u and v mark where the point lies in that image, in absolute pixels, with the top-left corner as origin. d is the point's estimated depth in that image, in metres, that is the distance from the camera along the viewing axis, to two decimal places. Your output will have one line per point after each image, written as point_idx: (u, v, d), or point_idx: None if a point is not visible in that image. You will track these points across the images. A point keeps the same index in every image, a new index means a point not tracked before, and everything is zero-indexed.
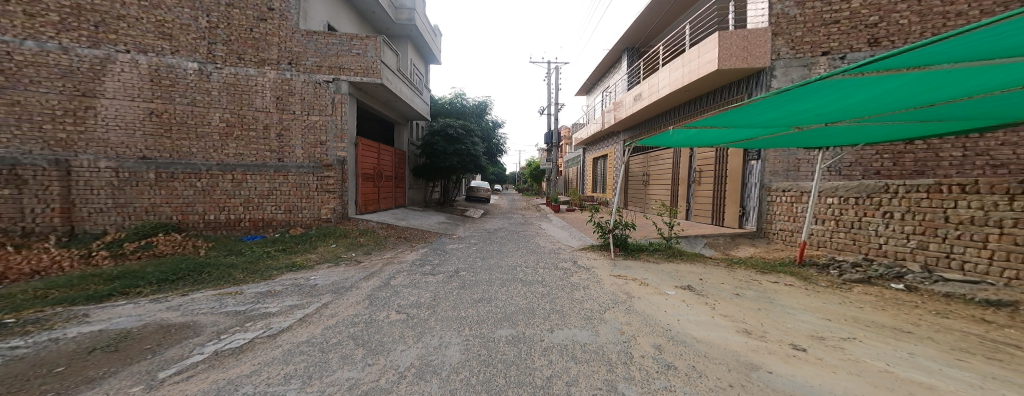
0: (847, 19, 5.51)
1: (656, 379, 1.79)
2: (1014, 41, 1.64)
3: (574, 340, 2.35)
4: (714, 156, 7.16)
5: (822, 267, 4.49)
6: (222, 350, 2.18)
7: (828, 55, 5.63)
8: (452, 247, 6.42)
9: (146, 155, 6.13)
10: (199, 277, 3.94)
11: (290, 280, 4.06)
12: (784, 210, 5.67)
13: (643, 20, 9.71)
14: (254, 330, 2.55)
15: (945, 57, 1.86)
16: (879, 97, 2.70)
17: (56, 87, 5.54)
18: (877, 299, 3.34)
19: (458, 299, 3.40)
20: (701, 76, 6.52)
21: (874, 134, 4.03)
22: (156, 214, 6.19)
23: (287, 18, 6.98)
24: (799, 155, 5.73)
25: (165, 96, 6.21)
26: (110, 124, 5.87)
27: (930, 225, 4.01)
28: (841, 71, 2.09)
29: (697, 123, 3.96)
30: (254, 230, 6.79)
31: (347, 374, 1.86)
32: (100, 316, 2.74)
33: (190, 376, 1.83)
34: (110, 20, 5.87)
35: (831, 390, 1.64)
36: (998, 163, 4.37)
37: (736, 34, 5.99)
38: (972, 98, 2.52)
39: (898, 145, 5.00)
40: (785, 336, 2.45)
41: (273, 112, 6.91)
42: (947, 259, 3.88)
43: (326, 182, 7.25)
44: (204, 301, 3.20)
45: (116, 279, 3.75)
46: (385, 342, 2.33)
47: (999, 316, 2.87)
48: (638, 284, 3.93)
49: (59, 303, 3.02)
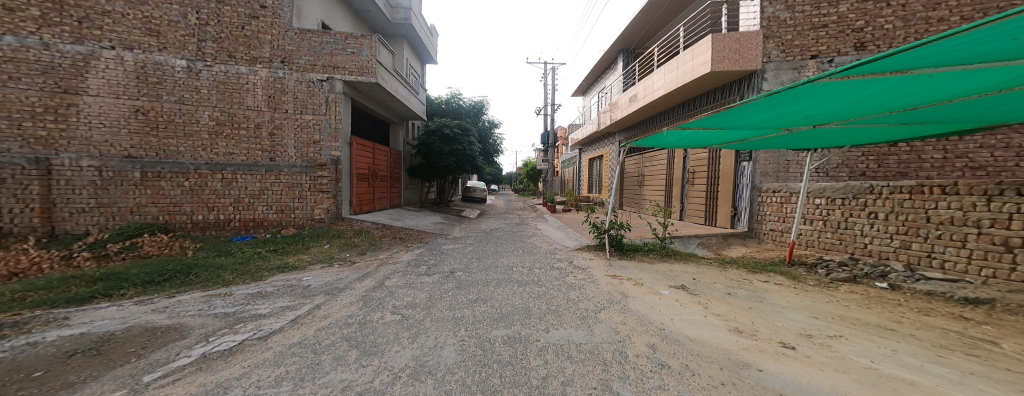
0: (836, 23, 5.65)
1: (650, 378, 1.80)
2: (993, 46, 1.69)
3: (569, 340, 2.35)
4: (707, 157, 7.26)
5: (811, 266, 4.58)
6: (210, 352, 2.13)
7: (817, 59, 5.77)
8: (448, 248, 6.38)
9: (132, 154, 5.98)
10: (187, 279, 3.85)
11: (282, 281, 3.98)
12: (774, 211, 5.78)
13: (638, 22, 9.81)
14: (244, 332, 2.50)
15: (927, 61, 1.92)
16: (865, 100, 2.77)
17: (37, 83, 5.38)
18: (863, 298, 3.41)
19: (455, 299, 3.37)
20: (695, 78, 6.60)
21: (860, 136, 4.14)
22: (142, 214, 6.03)
23: (280, 16, 6.88)
24: (789, 156, 5.84)
25: (153, 94, 6.06)
26: (94, 122, 5.71)
27: (914, 226, 4.11)
28: (829, 74, 2.14)
29: (690, 124, 4.01)
30: (245, 231, 6.66)
31: (341, 376, 1.83)
32: (82, 319, 2.65)
33: (177, 379, 1.78)
34: (95, 16, 5.72)
35: (819, 388, 1.66)
36: (976, 165, 4.55)
37: (729, 37, 6.08)
38: (953, 101, 2.61)
39: (882, 147, 5.14)
40: (776, 334, 2.49)
41: (265, 111, 6.81)
42: (928, 258, 3.98)
43: (319, 182, 7.17)
44: (192, 303, 3.13)
45: (100, 281, 3.64)
46: (379, 343, 2.30)
47: (978, 313, 2.96)
48: (632, 284, 3.96)
49: (39, 306, 2.91)
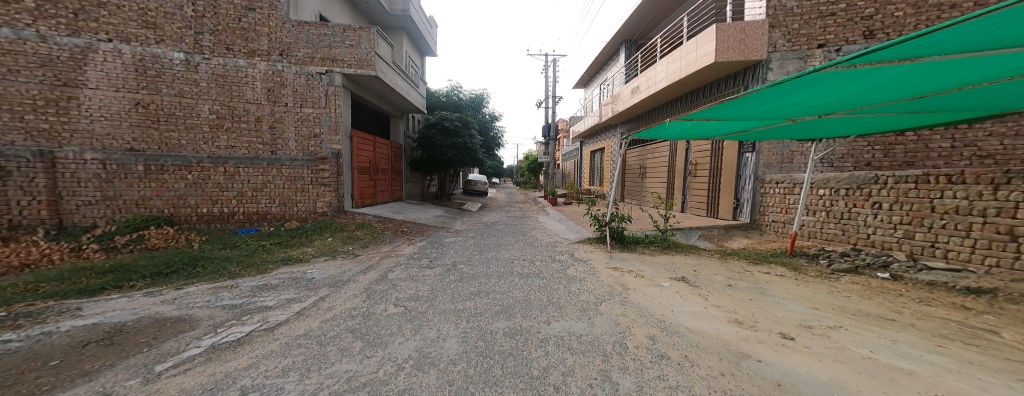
0: (844, 11, 5.56)
1: (650, 369, 1.82)
2: (1003, 33, 1.67)
3: (570, 331, 2.38)
4: (710, 149, 7.22)
5: (813, 257, 4.60)
6: (219, 343, 2.16)
7: (824, 48, 5.70)
8: (450, 241, 6.40)
9: (134, 147, 5.98)
10: (194, 271, 3.89)
11: (287, 274, 4.03)
12: (776, 202, 5.77)
13: (640, 13, 9.65)
14: (251, 324, 2.53)
15: (935, 50, 1.90)
16: (872, 89, 2.74)
17: (37, 76, 5.35)
18: (864, 288, 3.43)
19: (458, 292, 3.40)
20: (699, 69, 6.52)
21: (864, 126, 4.12)
22: (146, 208, 6.06)
23: (277, 8, 6.79)
24: (793, 147, 5.80)
25: (152, 87, 6.03)
26: (95, 115, 5.69)
27: (918, 216, 4.11)
28: (835, 63, 2.12)
29: (693, 115, 3.98)
30: (248, 224, 6.70)
31: (346, 367, 1.86)
32: (93, 310, 2.69)
33: (186, 369, 1.81)
34: (90, 8, 5.64)
35: (818, 378, 1.68)
36: (985, 154, 4.48)
37: (733, 27, 5.98)
38: (962, 89, 2.58)
39: (889, 137, 5.10)
40: (775, 325, 2.51)
41: (265, 105, 6.78)
42: (932, 248, 3.99)
43: (320, 176, 7.17)
44: (199, 295, 3.16)
45: (109, 273, 3.68)
46: (383, 335, 2.33)
47: (979, 303, 2.97)
48: (633, 276, 3.98)
49: (51, 297, 2.95)
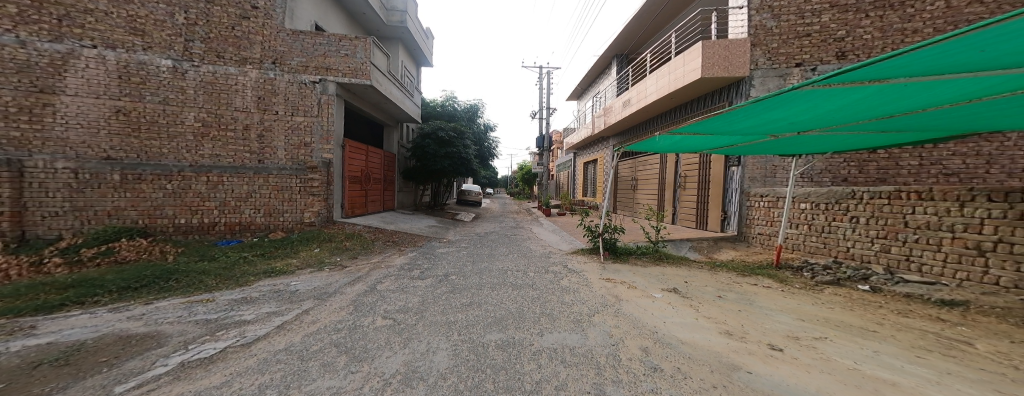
0: (818, 32, 5.83)
1: (643, 381, 1.79)
2: (961, 57, 1.75)
3: (563, 343, 2.35)
4: (699, 162, 7.35)
5: (797, 269, 4.65)
6: (189, 361, 2.06)
7: (802, 67, 5.93)
8: (442, 252, 6.29)
9: (111, 156, 5.80)
10: (167, 285, 3.74)
11: (269, 286, 3.91)
12: (762, 215, 5.87)
13: (632, 29, 9.94)
14: (225, 340, 2.42)
15: (902, 71, 1.97)
16: (846, 108, 2.84)
17: (12, 82, 5.22)
18: (847, 300, 3.48)
19: (448, 303, 3.33)
20: (686, 83, 6.69)
21: (839, 143, 4.28)
22: (120, 218, 5.84)
23: (273, 17, 6.84)
24: (776, 162, 5.97)
25: (135, 94, 5.92)
26: (71, 122, 5.53)
27: (892, 230, 4.22)
28: (812, 82, 2.18)
29: (680, 129, 4.04)
30: (230, 235, 6.52)
31: (329, 383, 1.78)
32: (50, 328, 2.55)
33: (150, 390, 1.71)
34: (76, 14, 5.56)
35: (806, 389, 1.67)
36: (949, 172, 4.75)
37: (718, 44, 6.17)
38: (926, 109, 2.70)
39: (862, 154, 5.28)
40: (764, 336, 2.51)
41: (254, 112, 6.71)
42: (907, 262, 4.08)
43: (309, 184, 7.08)
44: (171, 310, 3.03)
45: (71, 288, 3.51)
46: (370, 349, 2.25)
47: (953, 315, 3.02)
48: (627, 287, 3.97)
49: (5, 313, 2.79)
